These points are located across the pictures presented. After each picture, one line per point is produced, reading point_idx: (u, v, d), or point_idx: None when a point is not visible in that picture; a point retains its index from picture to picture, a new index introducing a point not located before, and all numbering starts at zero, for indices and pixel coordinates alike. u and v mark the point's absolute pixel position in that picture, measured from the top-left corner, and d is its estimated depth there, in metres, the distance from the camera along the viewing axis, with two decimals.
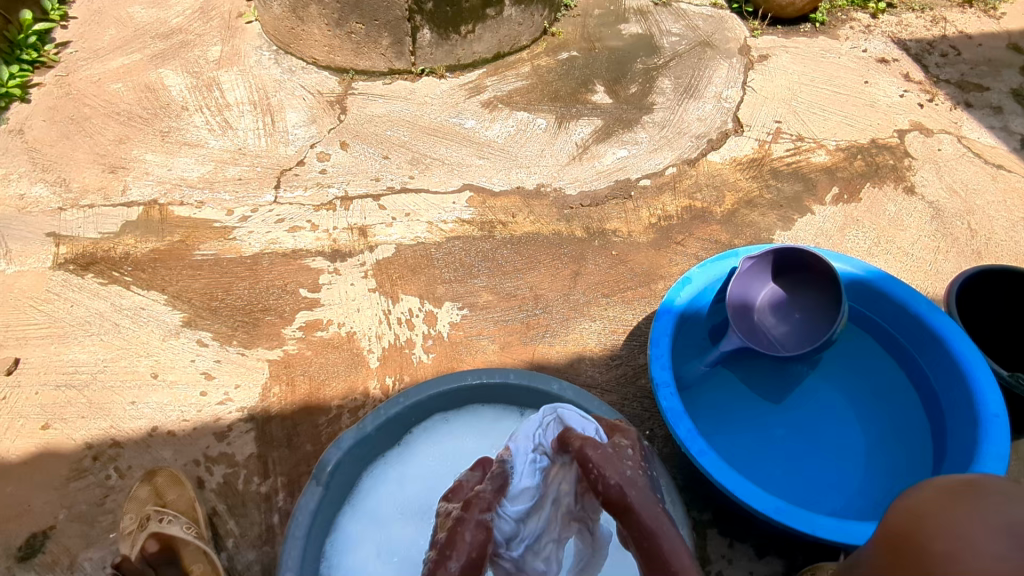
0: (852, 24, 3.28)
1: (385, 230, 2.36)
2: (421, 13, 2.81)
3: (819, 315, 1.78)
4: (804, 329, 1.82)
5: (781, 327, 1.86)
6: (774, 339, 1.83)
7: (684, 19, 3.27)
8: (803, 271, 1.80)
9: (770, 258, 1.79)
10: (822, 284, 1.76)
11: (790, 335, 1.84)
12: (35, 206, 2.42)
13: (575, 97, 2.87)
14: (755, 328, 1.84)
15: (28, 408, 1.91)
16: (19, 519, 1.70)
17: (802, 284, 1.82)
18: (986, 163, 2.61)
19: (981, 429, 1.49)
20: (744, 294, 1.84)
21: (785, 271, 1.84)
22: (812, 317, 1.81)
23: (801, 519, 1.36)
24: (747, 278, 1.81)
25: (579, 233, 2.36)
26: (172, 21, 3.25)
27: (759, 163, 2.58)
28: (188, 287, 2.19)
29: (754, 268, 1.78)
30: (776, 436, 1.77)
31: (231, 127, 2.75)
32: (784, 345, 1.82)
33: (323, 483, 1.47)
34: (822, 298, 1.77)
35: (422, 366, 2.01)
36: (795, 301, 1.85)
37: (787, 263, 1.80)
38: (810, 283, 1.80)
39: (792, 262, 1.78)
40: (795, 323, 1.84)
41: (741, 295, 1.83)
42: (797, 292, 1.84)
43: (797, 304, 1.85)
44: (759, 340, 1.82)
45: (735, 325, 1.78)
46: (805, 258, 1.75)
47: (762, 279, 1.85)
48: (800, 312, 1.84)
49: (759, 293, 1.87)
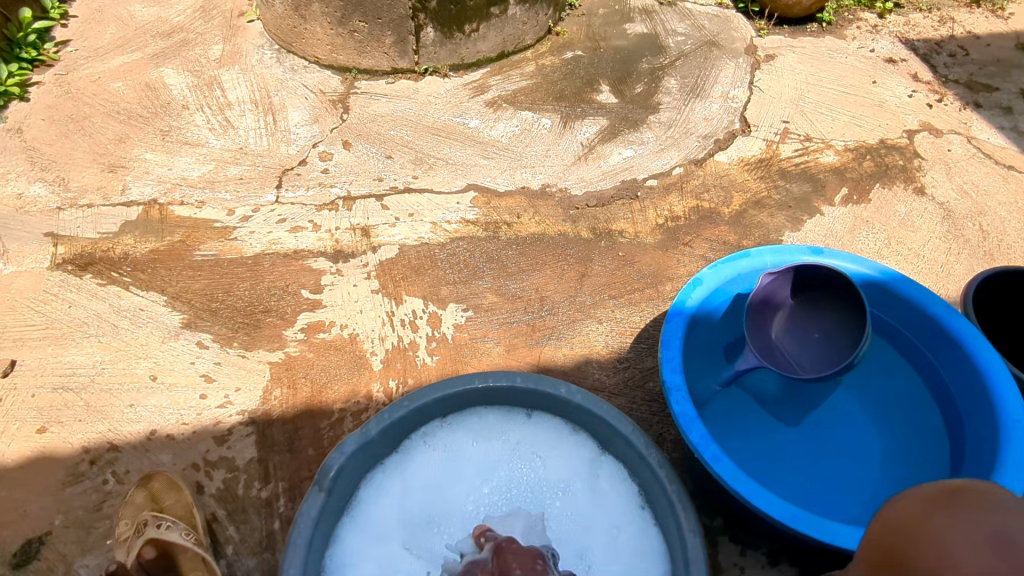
0: (859, 24, 3.26)
1: (388, 230, 2.33)
2: (425, 12, 2.77)
3: (840, 335, 1.71)
4: (824, 351, 1.74)
5: (799, 348, 1.77)
6: (793, 360, 1.75)
7: (689, 19, 3.25)
8: (822, 289, 1.74)
9: (789, 275, 1.73)
10: (844, 302, 1.69)
11: (808, 358, 1.75)
12: (33, 206, 2.39)
13: (580, 96, 2.84)
14: (771, 347, 1.76)
15: (25, 411, 1.88)
16: (15, 524, 1.66)
17: (822, 303, 1.75)
18: (997, 164, 2.58)
19: (1003, 435, 1.45)
20: (758, 311, 1.76)
21: (805, 289, 1.76)
22: (832, 337, 1.73)
23: (820, 528, 1.32)
24: (765, 294, 1.75)
25: (585, 234, 2.33)
26: (173, 20, 3.23)
27: (767, 164, 2.55)
28: (188, 288, 2.16)
29: (771, 284, 1.73)
30: (791, 443, 1.72)
31: (233, 126, 2.72)
32: (801, 365, 1.74)
33: (325, 489, 1.43)
34: (844, 317, 1.70)
35: (425, 369, 1.97)
36: (814, 321, 1.77)
37: (807, 279, 1.74)
38: (831, 300, 1.73)
39: (811, 278, 1.72)
40: (813, 344, 1.76)
41: (757, 312, 1.76)
42: (817, 312, 1.77)
43: (817, 325, 1.77)
44: (777, 360, 1.73)
45: (751, 341, 1.70)
46: (824, 275, 1.69)
47: (779, 298, 1.78)
48: (820, 332, 1.76)
49: (774, 314, 1.80)
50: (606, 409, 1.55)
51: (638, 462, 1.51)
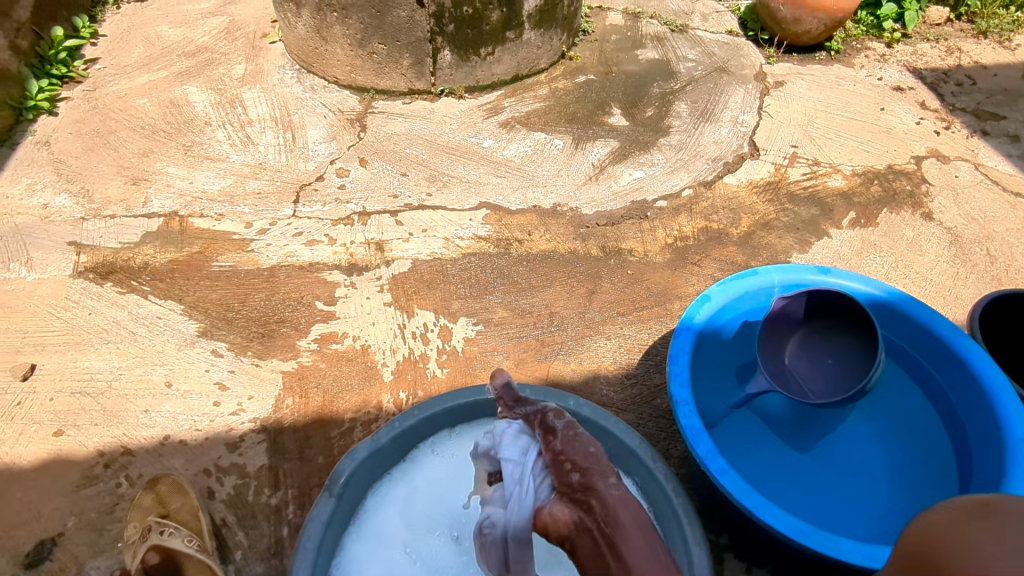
0: (866, 53, 3.32)
1: (402, 245, 2.38)
2: (442, 35, 2.85)
3: (855, 360, 1.70)
4: (837, 377, 1.73)
5: (813, 373, 1.76)
6: (806, 386, 1.74)
7: (700, 46, 3.32)
8: (834, 314, 1.74)
9: (801, 300, 1.73)
10: (858, 327, 1.69)
11: (821, 385, 1.73)
12: (58, 216, 2.46)
13: (592, 119, 2.90)
14: (784, 372, 1.77)
15: (43, 414, 1.92)
16: (29, 525, 1.69)
17: (835, 329, 1.74)
18: (1004, 191, 2.60)
19: (1009, 454, 1.46)
20: (770, 335, 1.77)
21: (817, 314, 1.77)
22: (845, 362, 1.73)
23: (825, 541, 1.33)
24: (776, 318, 1.75)
25: (595, 252, 2.36)
26: (199, 41, 3.34)
27: (775, 187, 2.59)
28: (205, 298, 2.21)
29: (783, 308, 1.74)
30: (799, 461, 1.72)
31: (253, 142, 2.79)
32: (815, 392, 1.73)
33: (335, 494, 1.46)
34: (859, 342, 1.69)
35: (436, 381, 2.00)
36: (827, 346, 1.76)
37: (819, 304, 1.74)
38: (842, 325, 1.73)
39: (824, 302, 1.73)
40: (827, 369, 1.75)
41: (768, 337, 1.77)
42: (830, 338, 1.76)
43: (830, 350, 1.76)
44: (790, 385, 1.73)
45: (763, 365, 1.71)
46: (836, 299, 1.70)
47: (791, 323, 1.79)
48: (833, 357, 1.75)
49: (787, 339, 1.80)
50: (614, 423, 1.57)
51: (644, 474, 1.53)
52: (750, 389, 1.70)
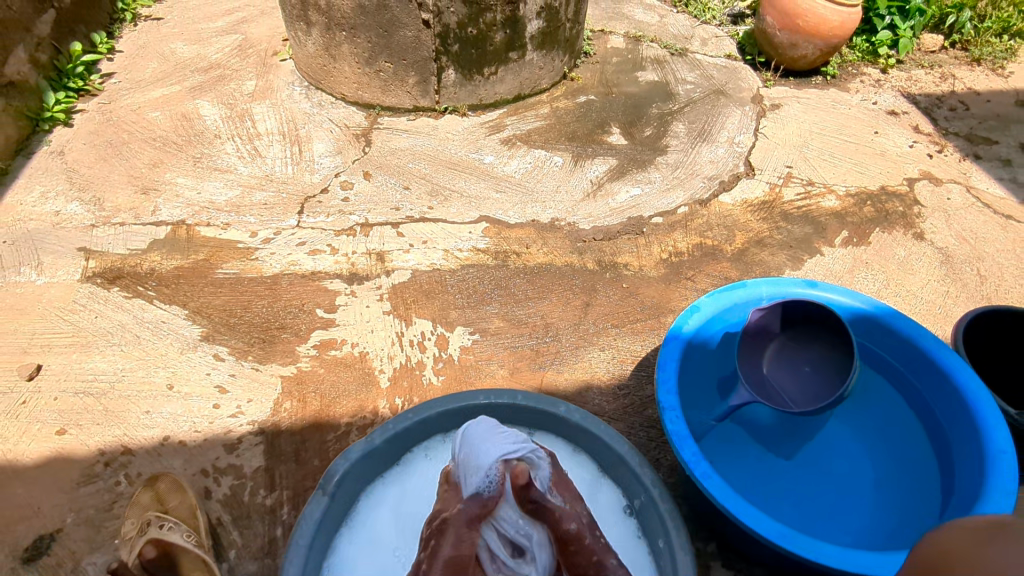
0: (862, 78, 3.39)
1: (402, 255, 2.43)
2: (447, 55, 2.94)
3: (833, 369, 1.73)
4: (817, 385, 1.76)
5: (793, 383, 1.79)
6: (786, 395, 1.77)
7: (698, 69, 3.40)
8: (813, 323, 1.77)
9: (778, 310, 1.77)
10: (835, 336, 1.72)
11: (802, 394, 1.77)
12: (69, 222, 2.53)
13: (591, 137, 2.97)
14: (765, 381, 1.78)
15: (47, 413, 1.96)
16: (28, 520, 1.72)
17: (813, 338, 1.78)
18: (995, 213, 2.64)
19: (990, 464, 1.48)
20: (750, 346, 1.80)
21: (795, 324, 1.80)
22: (823, 370, 1.76)
23: (806, 546, 1.35)
24: (754, 329, 1.78)
25: (591, 265, 2.41)
26: (211, 57, 3.45)
27: (769, 206, 2.64)
28: (209, 304, 2.26)
29: (763, 319, 1.77)
30: (786, 470, 1.74)
31: (260, 155, 2.87)
32: (795, 403, 1.75)
33: (328, 493, 1.49)
34: (836, 351, 1.73)
35: (431, 388, 2.03)
36: (805, 354, 1.80)
37: (799, 314, 1.77)
38: (822, 334, 1.76)
39: (802, 312, 1.76)
40: (805, 378, 1.78)
41: (748, 347, 1.79)
42: (807, 346, 1.79)
43: (808, 359, 1.79)
44: (770, 394, 1.75)
45: (745, 376, 1.73)
46: (816, 310, 1.73)
47: (769, 333, 1.81)
48: (810, 365, 1.78)
49: (767, 349, 1.82)
50: (604, 430, 1.60)
51: (633, 480, 1.55)
52: (733, 400, 1.73)
